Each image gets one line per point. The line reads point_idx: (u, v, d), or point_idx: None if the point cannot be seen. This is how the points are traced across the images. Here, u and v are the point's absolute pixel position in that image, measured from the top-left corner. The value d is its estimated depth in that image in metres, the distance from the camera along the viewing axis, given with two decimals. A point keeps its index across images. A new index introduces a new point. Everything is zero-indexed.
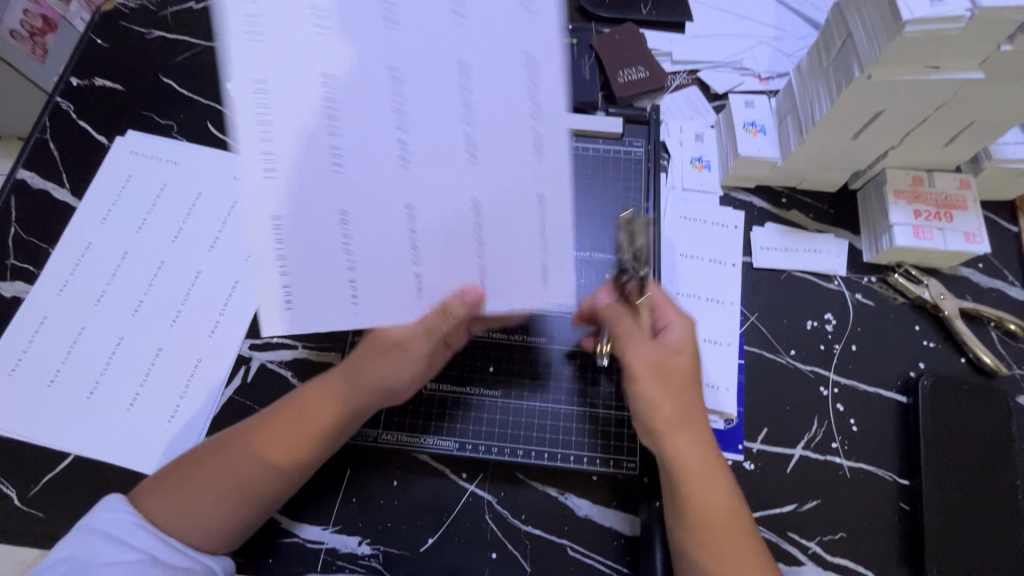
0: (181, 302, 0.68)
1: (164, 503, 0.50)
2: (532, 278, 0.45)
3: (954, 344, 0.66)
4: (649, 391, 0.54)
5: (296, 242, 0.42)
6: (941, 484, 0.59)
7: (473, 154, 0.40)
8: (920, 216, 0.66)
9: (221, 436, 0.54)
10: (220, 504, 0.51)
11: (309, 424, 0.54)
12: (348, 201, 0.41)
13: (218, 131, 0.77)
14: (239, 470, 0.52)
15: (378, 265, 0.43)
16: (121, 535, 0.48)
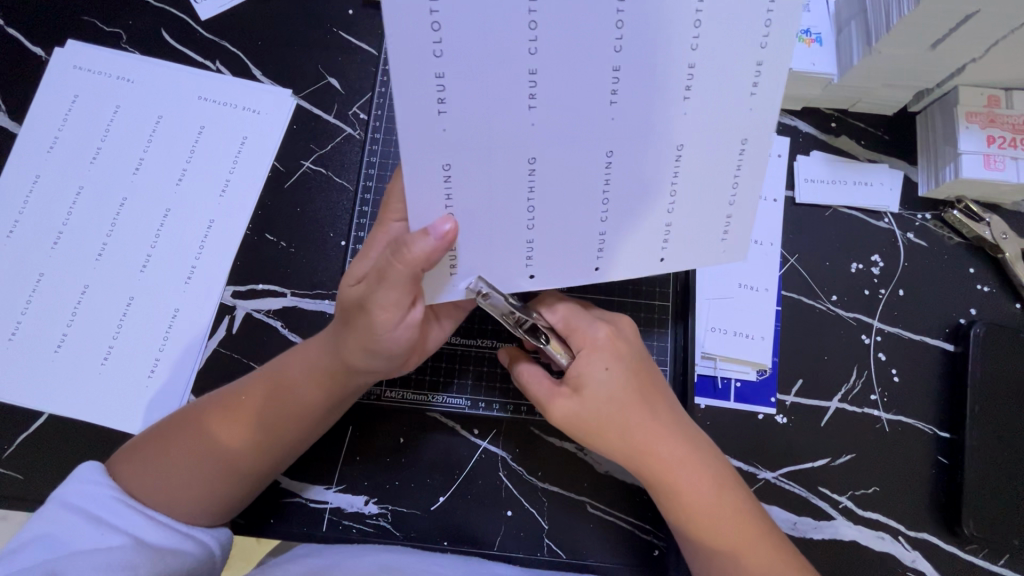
0: (151, 245, 0.60)
1: (140, 475, 0.45)
2: (710, 235, 0.45)
3: (1009, 288, 0.60)
4: (609, 408, 0.47)
5: (471, 191, 0.41)
6: (984, 438, 0.55)
7: (688, 96, 0.39)
8: (993, 143, 0.57)
9: (193, 410, 0.49)
10: (200, 475, 0.46)
11: (293, 394, 0.48)
12: (536, 142, 0.40)
13: (174, 41, 0.65)
14: (214, 441, 0.47)
15: (559, 219, 0.42)
16: (99, 512, 0.43)
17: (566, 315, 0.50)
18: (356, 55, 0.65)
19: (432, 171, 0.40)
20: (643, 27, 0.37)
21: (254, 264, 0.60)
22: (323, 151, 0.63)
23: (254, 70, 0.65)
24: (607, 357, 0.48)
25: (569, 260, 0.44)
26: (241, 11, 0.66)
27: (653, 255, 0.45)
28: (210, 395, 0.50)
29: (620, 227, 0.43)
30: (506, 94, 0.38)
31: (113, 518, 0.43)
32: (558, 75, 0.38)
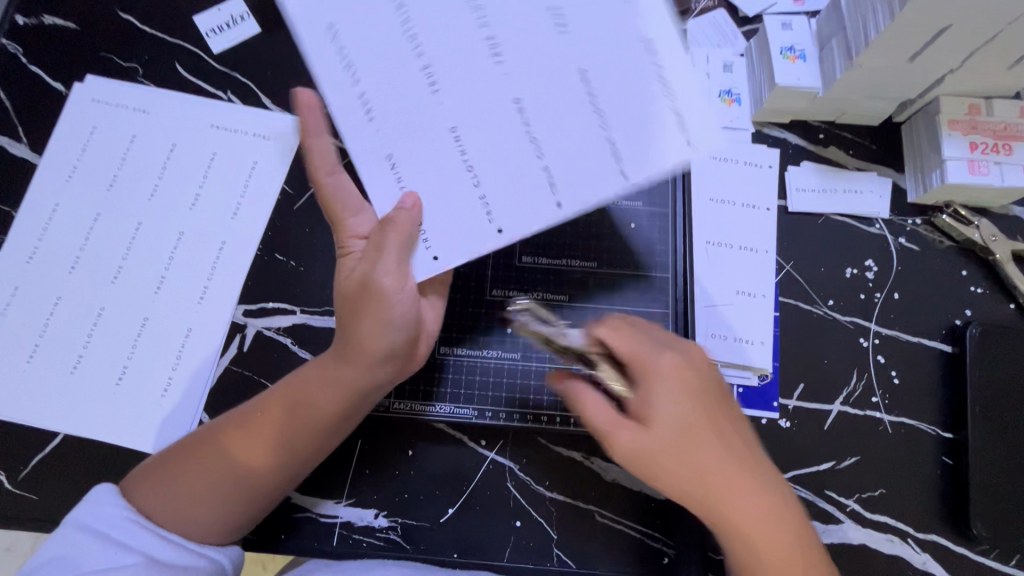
0: (165, 267, 0.62)
1: (157, 495, 0.46)
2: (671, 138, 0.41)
3: (1003, 289, 0.62)
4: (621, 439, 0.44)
5: (412, 165, 0.44)
6: (986, 438, 0.56)
7: (583, 71, 0.42)
8: (976, 149, 0.60)
9: (209, 429, 0.50)
10: (216, 493, 0.47)
11: (309, 413, 0.50)
12: (451, 116, 0.43)
13: (188, 74, 0.69)
14: (232, 461, 0.48)
15: (500, 177, 0.43)
16: (114, 533, 0.44)
17: (628, 339, 0.46)
18: None
19: (374, 160, 0.44)
20: (518, 47, 0.43)
21: (264, 283, 0.62)
22: None
23: (263, 99, 0.68)
24: (647, 386, 0.44)
25: (525, 215, 0.43)
26: (251, 44, 0.70)
27: (601, 185, 0.43)
28: (226, 414, 0.51)
29: (562, 181, 0.43)
30: (409, 94, 0.43)
31: (129, 534, 0.44)
32: (479, 76, 0.43)
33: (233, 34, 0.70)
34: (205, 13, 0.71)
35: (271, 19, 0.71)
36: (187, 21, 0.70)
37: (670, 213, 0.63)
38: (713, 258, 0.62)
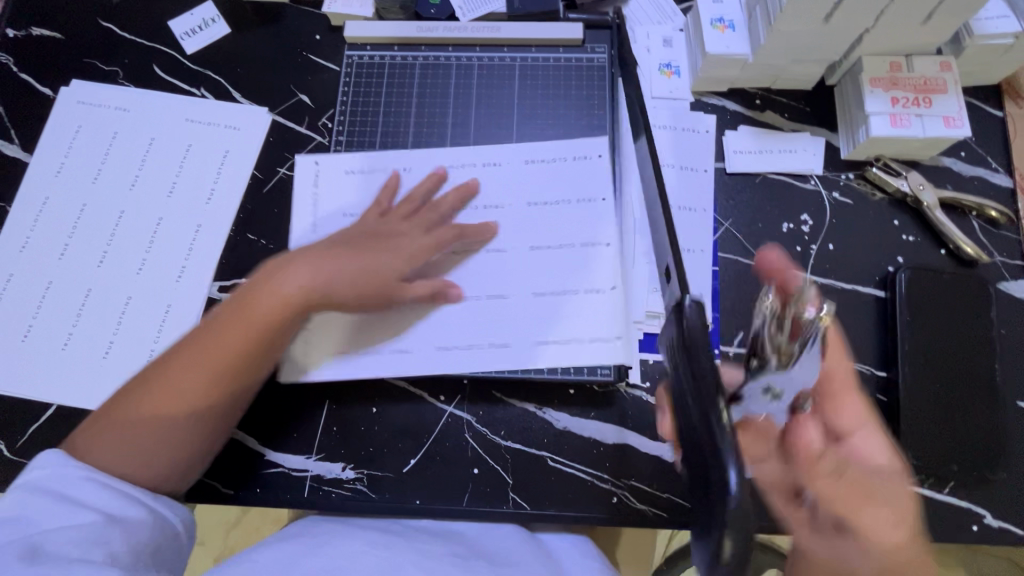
0: (145, 251, 0.67)
1: (106, 451, 0.51)
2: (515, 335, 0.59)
3: (934, 236, 0.65)
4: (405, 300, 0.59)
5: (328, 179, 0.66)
6: (916, 374, 0.59)
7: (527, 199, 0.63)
8: (898, 103, 0.63)
9: (140, 387, 0.53)
10: (163, 441, 0.52)
11: (247, 359, 0.55)
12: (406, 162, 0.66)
13: (164, 74, 0.74)
14: (173, 409, 0.52)
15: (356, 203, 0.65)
16: (68, 494, 0.47)
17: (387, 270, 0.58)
18: (323, 73, 0.73)
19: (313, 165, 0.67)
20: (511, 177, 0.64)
21: (238, 261, 0.67)
22: (296, 158, 0.70)
23: (234, 93, 0.73)
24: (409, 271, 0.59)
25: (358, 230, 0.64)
26: (222, 44, 0.75)
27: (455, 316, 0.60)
28: (158, 366, 0.55)
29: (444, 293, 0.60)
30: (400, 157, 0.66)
31: (81, 495, 0.47)
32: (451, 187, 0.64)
33: (205, 35, 0.75)
34: (179, 18, 0.76)
35: (240, 20, 0.76)
36: (162, 26, 0.76)
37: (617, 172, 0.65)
38: None
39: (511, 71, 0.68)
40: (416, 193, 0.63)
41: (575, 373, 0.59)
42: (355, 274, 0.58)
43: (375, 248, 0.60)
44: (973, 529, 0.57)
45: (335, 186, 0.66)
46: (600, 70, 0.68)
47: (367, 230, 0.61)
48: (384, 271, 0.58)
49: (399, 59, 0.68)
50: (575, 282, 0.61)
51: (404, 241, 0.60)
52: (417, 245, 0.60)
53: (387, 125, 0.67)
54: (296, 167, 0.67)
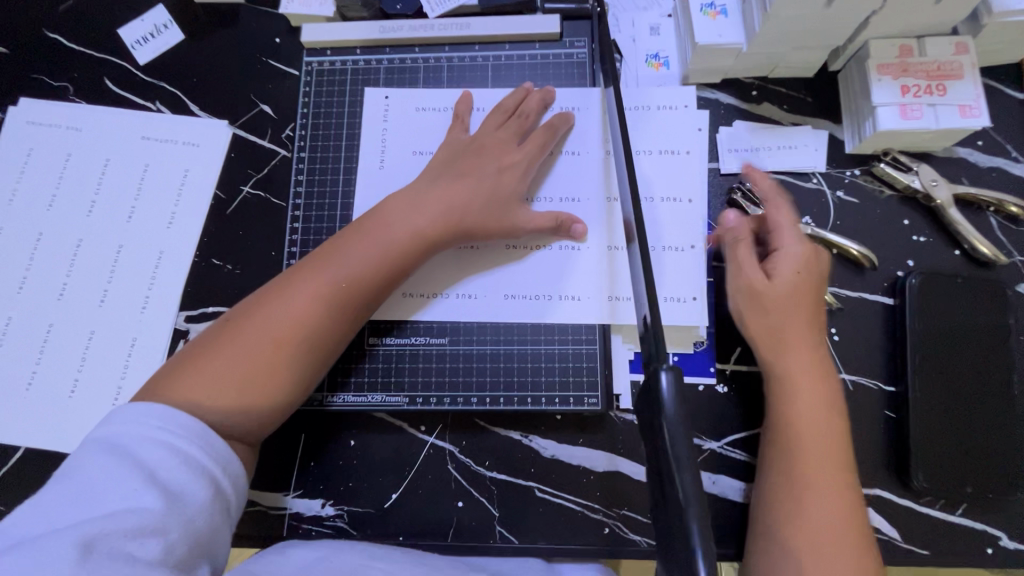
0: (107, 281, 0.63)
1: (208, 392, 0.46)
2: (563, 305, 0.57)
3: (947, 235, 0.60)
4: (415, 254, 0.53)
5: (395, 116, 0.62)
6: (927, 388, 0.55)
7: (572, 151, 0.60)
8: (908, 92, 0.57)
9: (212, 333, 0.50)
10: (241, 386, 0.47)
11: (308, 307, 0.50)
12: (429, 100, 0.62)
13: (117, 88, 0.69)
14: (250, 351, 0.48)
15: (396, 147, 0.61)
16: (135, 455, 0.41)
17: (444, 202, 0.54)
18: (285, 80, 0.68)
19: (374, 103, 0.62)
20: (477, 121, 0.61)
21: (204, 289, 0.63)
22: (260, 175, 0.66)
23: (191, 106, 0.69)
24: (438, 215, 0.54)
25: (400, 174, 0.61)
26: (176, 53, 0.70)
27: (485, 282, 0.58)
28: (228, 315, 0.51)
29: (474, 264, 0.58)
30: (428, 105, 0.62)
31: (149, 459, 0.41)
32: (429, 140, 0.61)
33: (157, 44, 0.70)
34: (130, 25, 0.71)
35: (195, 24, 0.71)
36: (112, 35, 0.71)
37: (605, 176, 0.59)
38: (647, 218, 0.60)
39: (484, 71, 0.63)
40: (505, 103, 0.60)
41: (560, 405, 0.56)
42: (483, 209, 0.54)
43: (472, 165, 0.56)
44: (988, 552, 0.53)
45: (408, 123, 0.62)
46: (580, 66, 0.62)
47: (472, 145, 0.58)
48: (491, 196, 0.55)
49: (362, 64, 0.63)
50: (553, 306, 0.57)
51: (504, 154, 0.57)
52: (529, 159, 0.57)
53: (351, 137, 0.62)
54: (365, 100, 0.62)
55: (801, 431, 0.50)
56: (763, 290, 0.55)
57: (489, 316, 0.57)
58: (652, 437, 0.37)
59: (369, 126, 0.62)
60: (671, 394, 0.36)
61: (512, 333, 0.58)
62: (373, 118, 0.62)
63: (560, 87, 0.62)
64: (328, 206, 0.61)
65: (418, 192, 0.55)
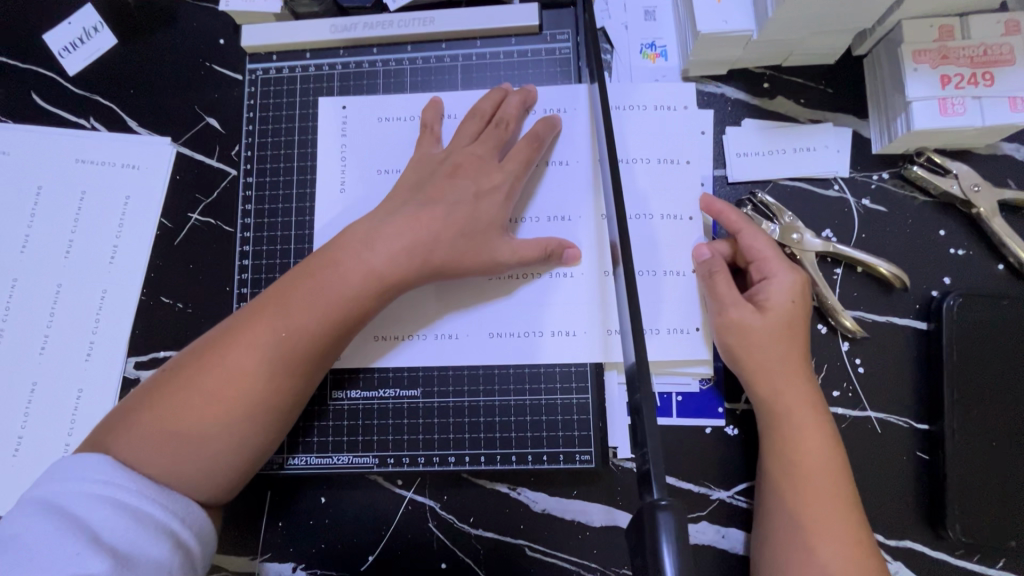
0: (47, 325, 0.57)
1: (148, 464, 0.40)
2: (556, 344, 0.50)
3: (990, 247, 0.52)
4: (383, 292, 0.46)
5: (355, 127, 0.54)
6: (966, 427, 0.48)
7: (562, 161, 0.52)
8: (949, 83, 0.48)
9: (154, 388, 0.43)
10: (183, 455, 0.41)
11: (258, 357, 0.43)
12: (394, 108, 0.54)
13: (46, 104, 0.61)
14: (193, 413, 0.42)
15: (359, 163, 0.53)
16: (78, 513, 0.36)
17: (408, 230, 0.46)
18: (232, 89, 0.60)
19: (331, 113, 0.54)
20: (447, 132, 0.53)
21: (154, 331, 0.57)
22: (210, 199, 0.59)
23: (130, 122, 0.61)
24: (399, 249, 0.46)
25: (362, 196, 0.53)
26: (110, 60, 0.62)
27: (466, 319, 0.51)
28: (173, 365, 0.45)
29: (454, 299, 0.51)
30: (393, 113, 0.54)
31: (93, 518, 0.37)
32: (396, 158, 0.53)
33: (88, 50, 0.62)
34: (55, 29, 0.63)
35: (128, 26, 0.62)
36: (36, 41, 0.63)
37: (595, 191, 0.51)
38: (644, 236, 0.53)
39: (453, 74, 0.54)
40: (481, 108, 0.52)
41: (549, 464, 0.49)
42: (455, 243, 0.47)
43: (444, 188, 0.48)
44: None
45: (369, 135, 0.54)
46: (564, 63, 0.54)
47: (444, 163, 0.49)
48: (463, 226, 0.47)
49: (313, 69, 0.55)
50: (538, 354, 0.50)
51: (484, 175, 0.49)
52: (512, 179, 0.49)
53: (304, 155, 0.55)
54: (320, 111, 0.55)
55: (806, 484, 0.44)
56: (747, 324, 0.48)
57: (465, 364, 0.51)
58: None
59: (327, 141, 0.54)
60: (672, 542, 0.30)
61: (492, 383, 0.51)
62: (330, 130, 0.54)
63: (543, 88, 0.53)
64: (281, 237, 0.54)
65: (378, 222, 0.47)
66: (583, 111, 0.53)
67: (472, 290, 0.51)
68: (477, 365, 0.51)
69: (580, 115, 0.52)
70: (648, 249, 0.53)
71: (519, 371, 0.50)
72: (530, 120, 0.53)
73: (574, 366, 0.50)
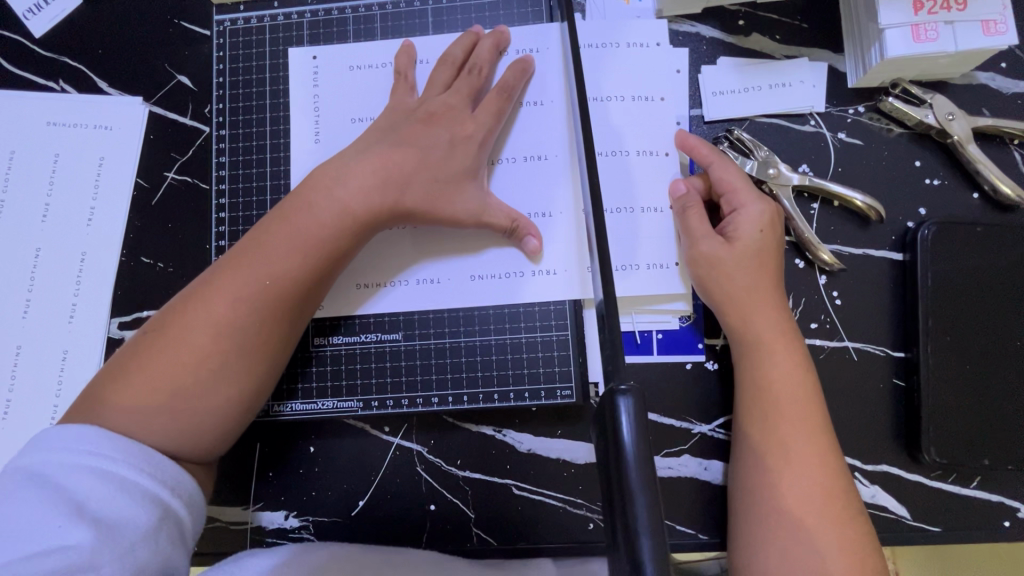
0: (28, 289, 0.57)
1: (134, 411, 0.40)
2: (536, 282, 0.50)
3: (964, 176, 0.52)
4: (362, 235, 0.46)
5: (327, 77, 0.53)
6: (941, 352, 0.49)
7: (536, 102, 0.52)
8: (922, 8, 0.48)
9: (141, 340, 0.43)
10: (168, 401, 0.41)
11: (239, 304, 0.43)
12: (364, 56, 0.53)
13: (13, 67, 0.60)
14: (177, 361, 0.42)
15: (331, 113, 0.53)
16: (61, 484, 0.36)
17: (379, 170, 0.46)
18: (202, 45, 0.59)
19: (302, 63, 0.54)
20: (420, 76, 0.53)
21: (136, 291, 0.57)
22: (185, 158, 0.58)
23: (99, 82, 0.60)
24: (374, 188, 0.45)
25: (336, 145, 0.53)
26: (76, 20, 0.61)
27: (446, 264, 0.51)
28: (159, 317, 0.45)
29: (435, 245, 0.51)
30: (364, 61, 0.53)
31: (77, 488, 0.36)
32: (367, 106, 0.53)
33: (52, 11, 0.61)
34: None
35: None
36: None
37: (570, 132, 0.51)
38: (620, 177, 0.53)
39: (424, 18, 0.54)
40: (451, 53, 0.51)
41: (531, 400, 0.50)
42: (428, 183, 0.46)
43: (417, 133, 0.48)
44: (1004, 525, 0.49)
45: (341, 84, 0.53)
46: (535, 4, 0.53)
47: (417, 111, 0.49)
48: (437, 169, 0.47)
49: (282, 19, 0.55)
50: (516, 294, 0.50)
51: (459, 121, 0.48)
52: (485, 130, 0.49)
53: (276, 106, 0.54)
54: (291, 62, 0.54)
55: (785, 412, 0.45)
56: (723, 257, 0.48)
57: (444, 306, 0.51)
58: (604, 476, 0.31)
59: (299, 93, 0.54)
60: (629, 426, 0.30)
61: (473, 324, 0.51)
62: (302, 81, 0.54)
63: (514, 29, 0.53)
64: (257, 189, 0.54)
65: (350, 165, 0.46)
66: (554, 49, 0.52)
67: (449, 235, 0.51)
68: (457, 306, 0.51)
69: (551, 54, 0.52)
70: (625, 190, 0.53)
71: (498, 312, 0.51)
72: (502, 63, 0.52)
73: (553, 304, 0.51)
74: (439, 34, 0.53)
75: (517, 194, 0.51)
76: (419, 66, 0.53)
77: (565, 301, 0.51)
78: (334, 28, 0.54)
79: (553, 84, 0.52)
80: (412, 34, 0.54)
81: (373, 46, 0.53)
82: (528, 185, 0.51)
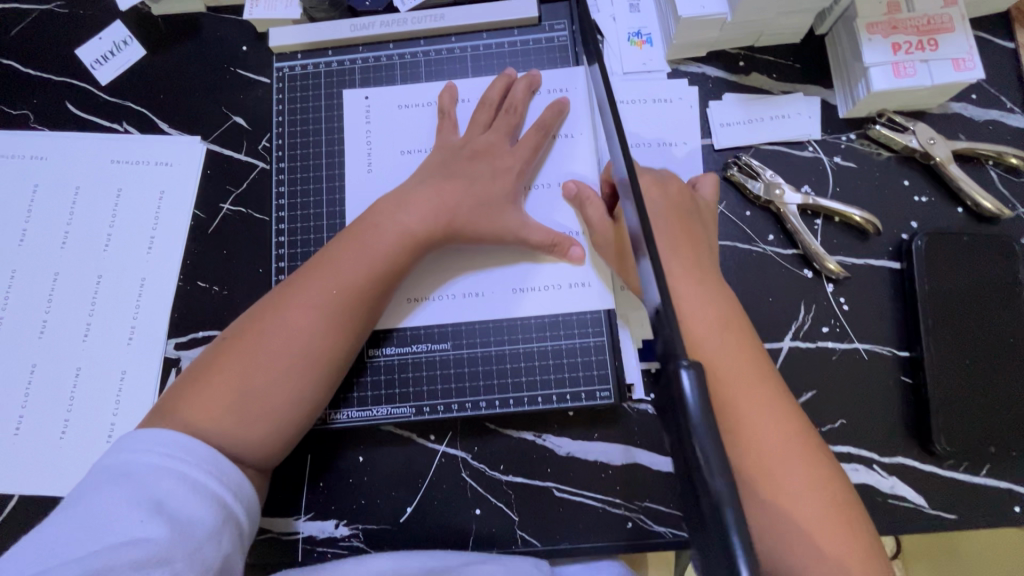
0: (89, 313, 0.60)
1: (209, 414, 0.43)
2: (575, 294, 0.55)
3: (949, 194, 0.59)
4: (420, 252, 0.51)
5: (377, 114, 0.60)
6: (943, 351, 0.54)
7: (567, 133, 0.58)
8: (900, 49, 0.56)
9: (213, 352, 0.47)
10: (238, 405, 0.44)
11: (305, 317, 0.47)
12: (411, 95, 0.60)
13: (81, 112, 0.66)
14: (248, 369, 0.45)
15: (381, 146, 0.59)
16: (138, 479, 0.39)
17: (431, 197, 0.51)
18: (256, 90, 0.65)
19: (355, 103, 0.60)
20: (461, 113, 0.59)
21: (192, 314, 0.61)
22: (240, 190, 0.63)
23: (161, 124, 0.66)
24: (429, 210, 0.51)
25: (387, 173, 0.58)
26: (139, 69, 0.67)
27: (489, 277, 0.56)
28: (231, 331, 0.48)
29: (478, 262, 0.56)
30: (410, 100, 0.59)
31: (153, 486, 0.39)
32: (415, 139, 0.59)
33: (119, 61, 0.67)
34: (88, 44, 0.67)
35: (156, 38, 0.67)
36: (70, 55, 0.67)
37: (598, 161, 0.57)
38: None
39: (464, 64, 0.60)
40: (488, 96, 0.57)
41: (572, 400, 0.54)
42: (476, 206, 0.52)
43: (466, 166, 0.53)
44: (1015, 510, 0.53)
45: (390, 121, 0.59)
46: (562, 49, 0.60)
47: (463, 149, 0.55)
48: (482, 194, 0.52)
49: (336, 65, 0.61)
50: (556, 305, 0.55)
51: (498, 155, 0.54)
52: (522, 161, 0.55)
53: (330, 141, 0.60)
54: (344, 103, 0.60)
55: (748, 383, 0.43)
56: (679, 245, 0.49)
57: (489, 316, 0.56)
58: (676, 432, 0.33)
59: (353, 129, 0.60)
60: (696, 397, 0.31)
61: (515, 333, 0.56)
62: (355, 119, 0.60)
63: (545, 71, 0.59)
64: (313, 216, 0.59)
65: (405, 192, 0.52)
66: (582, 88, 0.59)
67: (489, 255, 0.56)
68: (501, 316, 0.56)
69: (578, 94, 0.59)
70: None
71: (539, 320, 0.56)
72: (535, 102, 0.58)
73: (589, 312, 0.55)
74: (477, 77, 0.60)
75: (552, 216, 0.56)
76: (461, 104, 0.59)
77: (602, 313, 0.55)
78: (383, 73, 0.61)
79: (580, 120, 0.58)
80: (453, 76, 0.60)
81: (418, 88, 0.60)
82: (563, 207, 0.56)
